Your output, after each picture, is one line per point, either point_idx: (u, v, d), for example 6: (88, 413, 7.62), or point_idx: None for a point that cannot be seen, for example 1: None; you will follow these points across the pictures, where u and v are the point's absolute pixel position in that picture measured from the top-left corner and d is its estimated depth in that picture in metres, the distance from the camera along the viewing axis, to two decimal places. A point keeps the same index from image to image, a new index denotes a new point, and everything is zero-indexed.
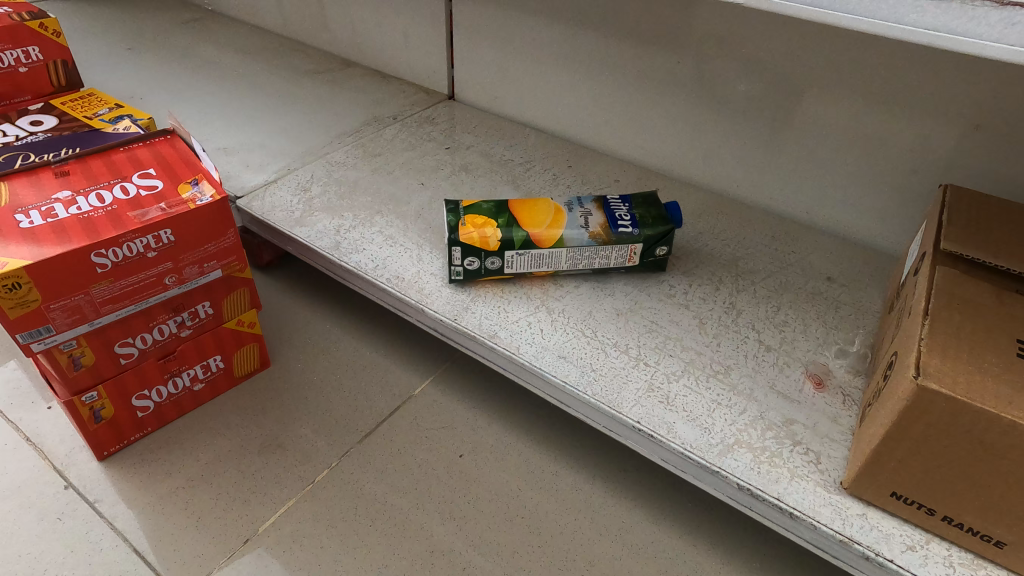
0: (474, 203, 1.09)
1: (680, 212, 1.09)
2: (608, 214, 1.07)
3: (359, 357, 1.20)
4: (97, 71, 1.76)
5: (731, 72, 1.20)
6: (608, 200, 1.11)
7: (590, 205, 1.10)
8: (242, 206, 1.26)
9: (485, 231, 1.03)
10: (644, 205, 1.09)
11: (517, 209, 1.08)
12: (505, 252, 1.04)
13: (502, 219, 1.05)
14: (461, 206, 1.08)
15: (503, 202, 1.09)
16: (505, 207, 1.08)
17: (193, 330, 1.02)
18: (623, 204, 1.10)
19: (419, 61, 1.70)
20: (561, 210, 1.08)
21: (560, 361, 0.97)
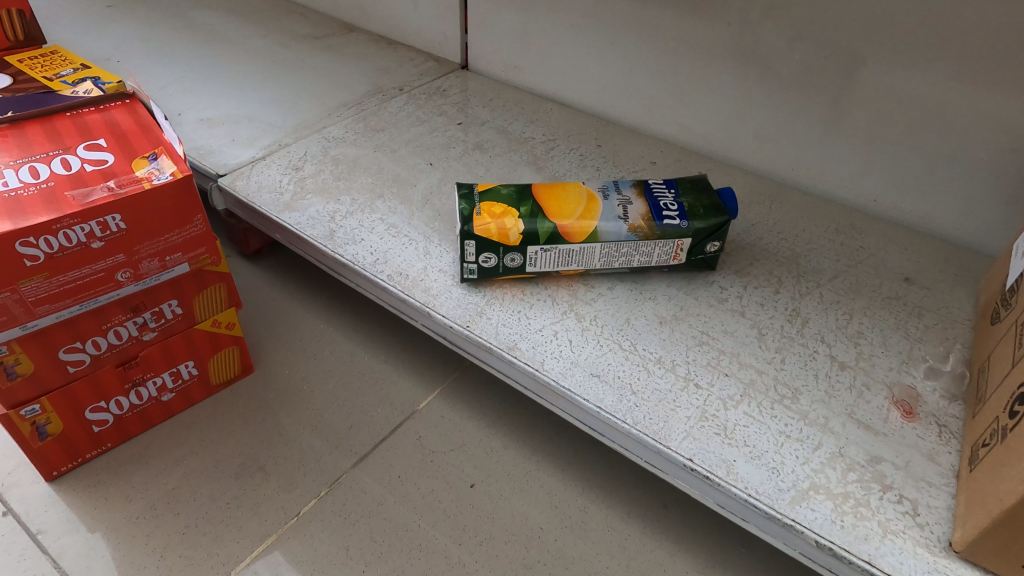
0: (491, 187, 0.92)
1: (736, 202, 0.91)
2: (651, 203, 0.90)
3: (355, 363, 1.04)
4: (74, 31, 1.59)
5: (797, 36, 1.01)
6: (650, 185, 0.93)
7: (629, 191, 0.92)
8: (224, 186, 1.09)
9: (505, 223, 0.86)
10: (694, 192, 0.92)
11: (542, 196, 0.90)
12: (527, 247, 0.87)
13: (525, 208, 0.88)
14: (476, 191, 0.91)
15: (526, 188, 0.92)
16: (529, 194, 0.90)
17: (158, 333, 0.86)
18: (668, 190, 0.92)
19: (429, 26, 1.52)
20: (595, 197, 0.91)
21: (592, 381, 0.81)
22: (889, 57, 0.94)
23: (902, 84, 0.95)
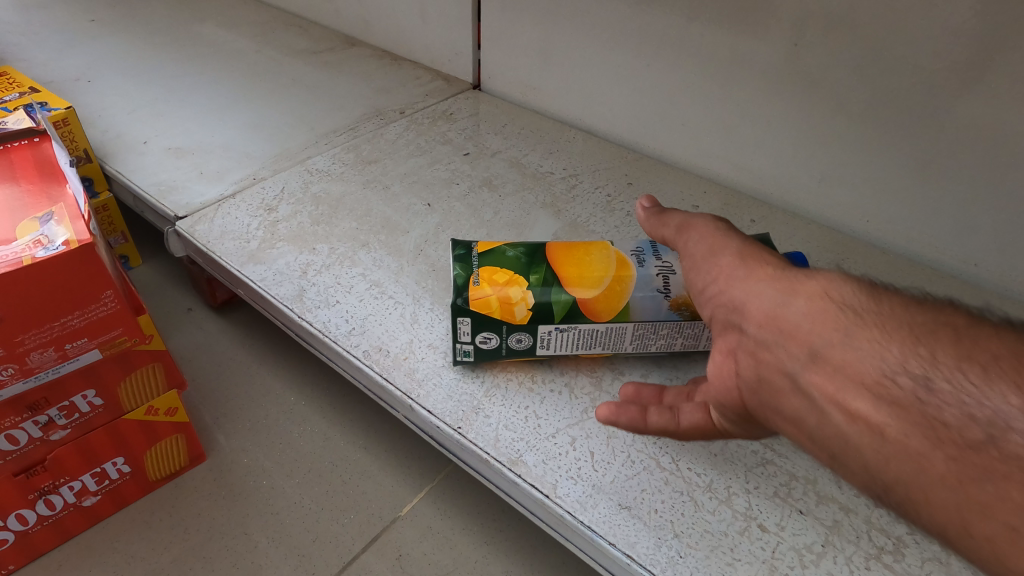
0: (491, 244, 0.71)
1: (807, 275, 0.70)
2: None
3: (327, 452, 0.86)
4: (51, 46, 1.45)
5: (884, 59, 0.80)
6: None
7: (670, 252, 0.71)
8: (182, 230, 0.93)
9: (509, 295, 0.66)
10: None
11: (557, 257, 0.69)
12: (537, 326, 0.68)
13: (537, 275, 0.67)
14: (473, 250, 0.70)
15: (538, 246, 0.71)
16: (541, 254, 0.70)
17: (71, 429, 0.68)
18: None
19: (437, 41, 1.34)
20: (626, 260, 0.70)
21: (620, 516, 0.61)
22: (1014, 90, 0.72)
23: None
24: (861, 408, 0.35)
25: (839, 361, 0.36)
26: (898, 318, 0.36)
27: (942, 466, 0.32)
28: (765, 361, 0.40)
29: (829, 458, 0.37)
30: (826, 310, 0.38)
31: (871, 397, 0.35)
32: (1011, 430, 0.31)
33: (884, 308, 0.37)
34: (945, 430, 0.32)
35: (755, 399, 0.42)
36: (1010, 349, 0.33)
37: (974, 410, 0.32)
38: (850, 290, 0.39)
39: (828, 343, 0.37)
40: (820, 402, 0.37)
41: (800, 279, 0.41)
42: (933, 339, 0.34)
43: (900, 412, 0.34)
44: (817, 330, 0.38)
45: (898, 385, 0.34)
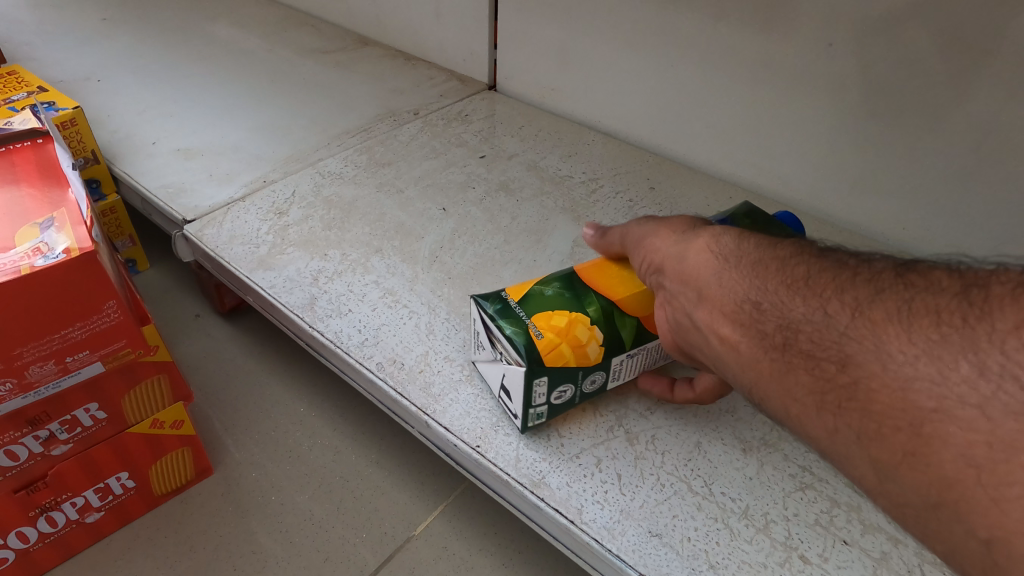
0: (525, 288, 0.62)
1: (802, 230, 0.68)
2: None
3: (338, 466, 0.82)
4: (61, 45, 1.43)
5: (929, 60, 0.75)
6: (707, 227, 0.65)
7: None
8: (190, 234, 0.90)
9: (577, 334, 0.58)
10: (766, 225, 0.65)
11: (600, 283, 0.61)
12: (611, 361, 0.61)
13: (596, 308, 0.59)
14: (510, 301, 0.61)
15: (572, 276, 0.63)
16: (584, 286, 0.61)
17: (73, 444, 0.65)
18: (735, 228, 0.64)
19: (452, 40, 1.31)
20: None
21: (651, 545, 0.57)
22: None
23: None
24: (723, 332, 0.45)
25: (707, 297, 0.46)
26: (748, 258, 0.45)
27: (770, 369, 0.41)
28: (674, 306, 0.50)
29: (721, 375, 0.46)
30: (698, 259, 0.48)
31: (730, 322, 0.44)
32: (800, 331, 0.39)
33: (743, 253, 0.46)
34: (769, 340, 0.41)
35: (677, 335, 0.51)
36: (810, 275, 0.41)
37: (784, 322, 0.40)
38: (724, 242, 0.48)
39: (702, 287, 0.47)
40: (702, 330, 0.47)
41: (694, 241, 0.50)
42: (764, 271, 0.43)
43: (746, 330, 0.43)
44: (701, 276, 0.48)
45: (745, 310, 0.43)
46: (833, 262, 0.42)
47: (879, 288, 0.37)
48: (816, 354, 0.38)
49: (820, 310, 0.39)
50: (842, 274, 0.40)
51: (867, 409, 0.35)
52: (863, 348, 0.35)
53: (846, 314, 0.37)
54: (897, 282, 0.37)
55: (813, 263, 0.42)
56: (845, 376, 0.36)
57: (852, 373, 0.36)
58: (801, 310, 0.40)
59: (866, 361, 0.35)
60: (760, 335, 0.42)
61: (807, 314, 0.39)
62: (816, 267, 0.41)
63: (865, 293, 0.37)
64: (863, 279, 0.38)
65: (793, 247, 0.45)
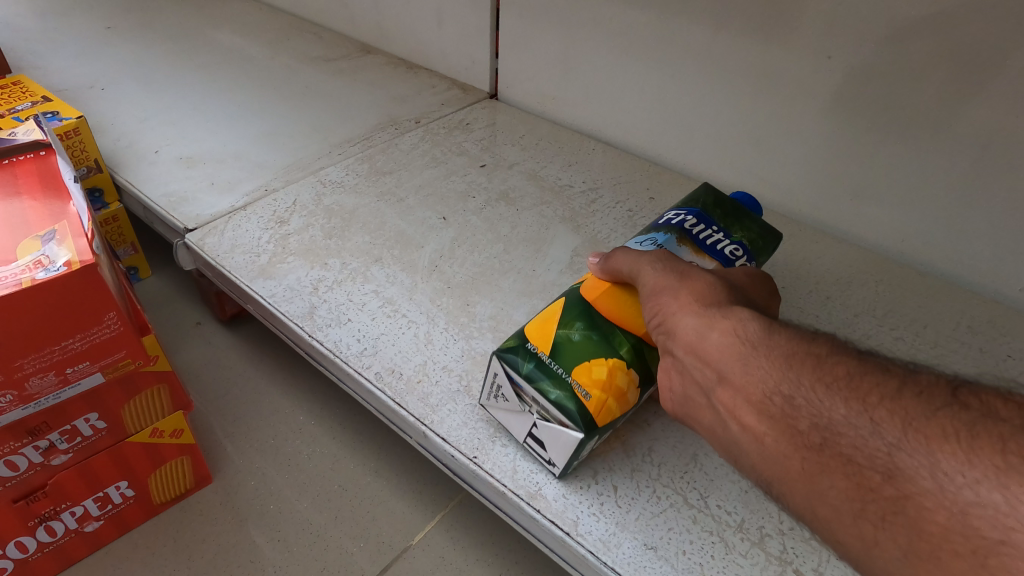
0: (548, 336, 0.57)
1: (758, 206, 0.68)
2: (721, 256, 0.61)
3: (337, 475, 0.83)
4: (66, 53, 1.44)
5: (929, 73, 0.75)
6: (687, 226, 0.62)
7: (682, 250, 0.61)
8: (191, 243, 0.90)
9: (616, 383, 0.54)
10: (734, 219, 0.65)
11: (619, 316, 0.57)
12: (645, 392, 0.58)
13: (628, 349, 0.56)
14: (539, 356, 0.56)
15: (591, 312, 0.58)
16: (608, 324, 0.57)
17: (73, 454, 0.66)
18: (711, 226, 0.64)
19: (454, 49, 1.32)
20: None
21: (646, 558, 0.57)
22: None
23: None
24: (749, 421, 0.41)
25: (731, 382, 0.42)
26: (778, 343, 0.41)
27: (800, 467, 0.38)
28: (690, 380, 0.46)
29: (735, 460, 0.43)
30: (721, 336, 0.43)
31: (755, 412, 0.40)
32: (839, 435, 0.36)
33: (773, 339, 0.41)
34: (802, 439, 0.38)
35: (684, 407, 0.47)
36: (852, 377, 0.38)
37: (817, 420, 0.37)
38: (748, 321, 0.43)
39: (723, 367, 0.43)
40: (721, 413, 0.43)
41: (718, 315, 0.45)
42: (799, 363, 0.39)
43: (775, 424, 0.39)
44: (722, 359, 0.43)
45: (773, 402, 0.39)
46: (874, 366, 0.39)
47: (932, 405, 0.34)
48: (858, 462, 0.35)
49: (864, 416, 0.36)
50: (888, 384, 0.37)
51: (917, 532, 0.32)
52: (917, 467, 0.33)
53: (895, 426, 0.35)
54: (952, 403, 0.34)
55: (855, 364, 0.39)
56: (891, 490, 0.34)
57: (901, 488, 0.33)
58: (843, 414, 0.36)
59: (918, 478, 0.33)
60: (793, 432, 0.38)
61: (850, 419, 0.36)
62: (857, 367, 0.38)
63: (919, 409, 0.34)
64: (911, 392, 0.36)
65: (824, 338, 0.42)
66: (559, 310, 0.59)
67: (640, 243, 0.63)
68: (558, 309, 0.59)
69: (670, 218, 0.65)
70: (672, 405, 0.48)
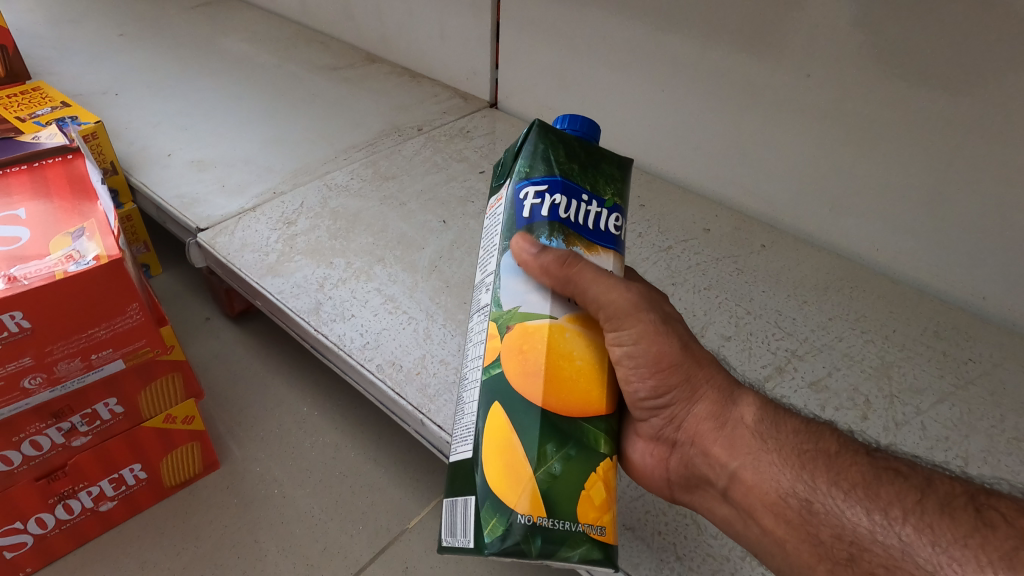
0: (531, 489, 0.41)
1: (600, 130, 0.51)
2: (610, 239, 0.49)
3: (337, 463, 0.87)
4: (81, 59, 1.49)
5: (898, 91, 0.80)
6: (561, 213, 0.46)
7: (576, 256, 0.47)
8: (203, 242, 0.95)
9: (610, 486, 0.44)
10: (595, 170, 0.49)
11: (575, 402, 0.44)
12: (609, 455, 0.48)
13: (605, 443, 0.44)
14: (537, 526, 0.40)
15: (552, 423, 0.42)
16: (573, 425, 0.43)
17: (92, 436, 0.70)
18: (581, 197, 0.47)
19: (456, 60, 1.37)
20: (590, 315, 0.47)
21: (624, 536, 0.61)
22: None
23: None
24: (768, 523, 0.46)
25: (746, 482, 0.47)
26: (788, 442, 0.47)
27: None
28: (697, 471, 0.51)
29: (753, 552, 0.49)
30: (732, 434, 0.48)
31: (774, 515, 0.45)
32: (865, 550, 0.41)
33: (782, 437, 0.47)
34: (829, 549, 0.43)
35: (687, 493, 0.54)
36: (868, 484, 0.43)
37: (843, 533, 0.42)
38: (751, 411, 0.49)
39: (735, 466, 0.48)
40: (739, 511, 0.48)
41: (724, 410, 0.49)
42: (813, 467, 0.45)
43: (796, 530, 0.44)
44: (737, 456, 0.48)
45: (790, 505, 0.45)
46: (885, 467, 0.44)
47: (954, 520, 0.39)
48: None
49: (890, 533, 0.40)
50: (907, 493, 0.42)
51: None
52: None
53: (920, 542, 0.39)
54: (977, 523, 0.39)
55: (868, 466, 0.44)
56: None
57: None
58: (864, 523, 0.41)
59: None
60: (814, 538, 0.43)
61: (873, 530, 0.41)
62: (870, 472, 0.43)
63: (943, 526, 0.39)
64: (929, 504, 0.41)
65: (829, 433, 0.47)
66: (512, 438, 0.42)
67: (525, 266, 0.45)
68: (514, 439, 0.42)
69: (531, 205, 0.47)
70: (673, 490, 0.55)
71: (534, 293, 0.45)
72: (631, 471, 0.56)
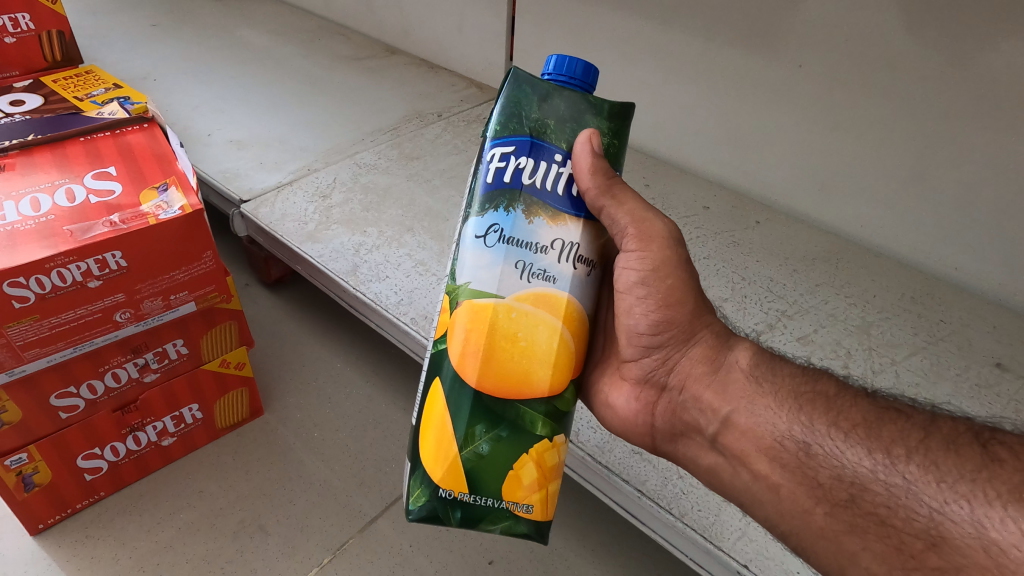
0: (457, 466, 0.47)
1: (597, 73, 0.49)
2: (578, 205, 0.49)
3: (372, 411, 0.96)
4: (116, 47, 1.58)
5: (880, 80, 0.90)
6: (524, 178, 0.47)
7: (536, 229, 0.47)
8: (247, 212, 1.04)
9: (547, 464, 0.48)
10: (573, 123, 0.49)
11: (514, 384, 0.46)
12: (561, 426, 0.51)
13: (540, 429, 0.47)
14: (459, 499, 0.48)
15: (486, 407, 0.46)
16: (509, 407, 0.46)
17: (161, 374, 0.79)
18: (551, 157, 0.48)
19: (472, 52, 1.46)
20: (545, 292, 0.46)
21: (634, 459, 0.70)
22: (987, 112, 0.83)
23: (997, 145, 0.84)
24: (762, 468, 0.47)
25: (739, 426, 0.49)
26: (785, 388, 0.49)
27: (825, 519, 0.43)
28: (685, 418, 0.54)
29: (739, 501, 0.50)
30: (726, 378, 0.51)
31: (768, 458, 0.47)
32: (866, 490, 0.42)
33: (777, 380, 0.49)
34: (828, 491, 0.43)
35: (670, 443, 0.56)
36: (869, 425, 0.44)
37: (843, 474, 0.43)
38: (745, 355, 0.52)
39: (728, 410, 0.50)
40: (729, 459, 0.50)
41: (716, 355, 0.53)
42: (813, 409, 0.46)
43: (792, 473, 0.45)
44: (731, 398, 0.50)
45: (787, 447, 0.46)
46: (884, 411, 0.45)
47: (959, 456, 0.40)
48: (891, 522, 0.40)
49: (894, 472, 0.41)
50: (910, 433, 0.43)
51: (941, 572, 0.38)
52: (956, 521, 0.38)
53: (923, 478, 0.40)
54: (981, 456, 0.40)
55: (866, 409, 0.45)
56: (935, 556, 0.38)
57: (946, 552, 0.38)
58: (866, 464, 0.42)
59: (960, 537, 0.38)
60: (811, 480, 0.44)
61: (875, 469, 0.42)
62: (868, 415, 0.45)
63: (948, 462, 0.40)
64: (933, 442, 0.42)
65: (827, 380, 0.49)
66: (443, 419, 0.47)
67: (479, 238, 0.46)
68: (446, 421, 0.47)
69: (495, 168, 0.47)
70: (654, 439, 0.57)
71: (485, 269, 0.46)
72: (614, 419, 0.59)
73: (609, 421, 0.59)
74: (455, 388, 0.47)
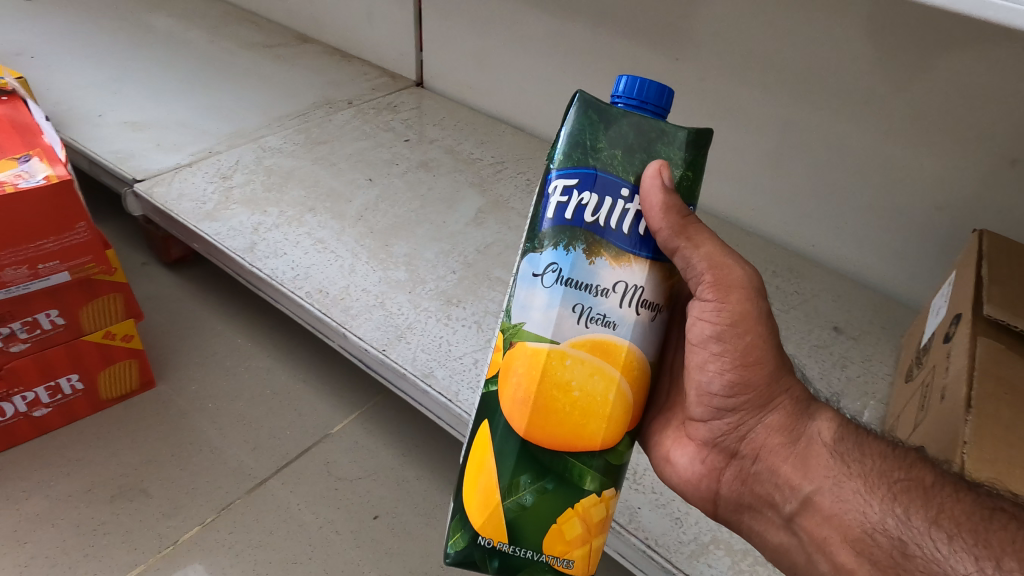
0: (497, 516, 0.45)
1: (671, 95, 0.44)
2: (647, 243, 0.44)
3: (270, 383, 0.98)
4: (7, 25, 1.52)
5: (736, 75, 1.00)
6: (587, 216, 0.43)
7: (598, 270, 0.43)
8: (140, 191, 1.04)
9: (593, 520, 0.45)
10: (642, 153, 0.44)
11: (567, 436, 0.43)
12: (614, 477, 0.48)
13: (585, 482, 0.44)
14: (497, 548, 0.45)
15: (531, 455, 0.44)
16: (556, 459, 0.44)
17: (32, 344, 0.80)
18: (618, 192, 0.43)
19: (384, 43, 1.50)
20: (604, 340, 0.43)
21: None
22: (819, 104, 0.94)
23: (830, 133, 0.94)
24: (845, 558, 0.43)
25: (821, 509, 0.45)
26: (876, 471, 0.44)
27: None
28: (757, 490, 0.49)
29: None
30: (807, 453, 0.47)
31: (856, 552, 0.43)
32: None
33: (866, 462, 0.45)
34: None
35: (734, 513, 0.52)
36: (971, 527, 0.39)
37: None
38: (828, 427, 0.47)
39: (811, 490, 0.45)
40: (810, 546, 0.46)
41: (797, 424, 0.48)
42: (908, 500, 0.42)
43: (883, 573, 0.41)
44: (814, 475, 0.46)
45: (875, 541, 0.42)
46: (988, 506, 0.40)
47: None
48: None
49: None
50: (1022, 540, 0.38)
51: None
52: None
53: None
54: None
55: (965, 504, 0.41)
56: None
57: None
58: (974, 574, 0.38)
59: None
60: None
61: None
62: (968, 511, 0.40)
63: None
64: None
65: (918, 461, 0.44)
66: (488, 465, 0.44)
67: (537, 276, 0.43)
68: (490, 465, 0.44)
69: (556, 203, 0.43)
70: (716, 506, 0.53)
71: (542, 311, 0.43)
72: (674, 478, 0.54)
73: (670, 483, 0.55)
74: (505, 434, 0.44)
